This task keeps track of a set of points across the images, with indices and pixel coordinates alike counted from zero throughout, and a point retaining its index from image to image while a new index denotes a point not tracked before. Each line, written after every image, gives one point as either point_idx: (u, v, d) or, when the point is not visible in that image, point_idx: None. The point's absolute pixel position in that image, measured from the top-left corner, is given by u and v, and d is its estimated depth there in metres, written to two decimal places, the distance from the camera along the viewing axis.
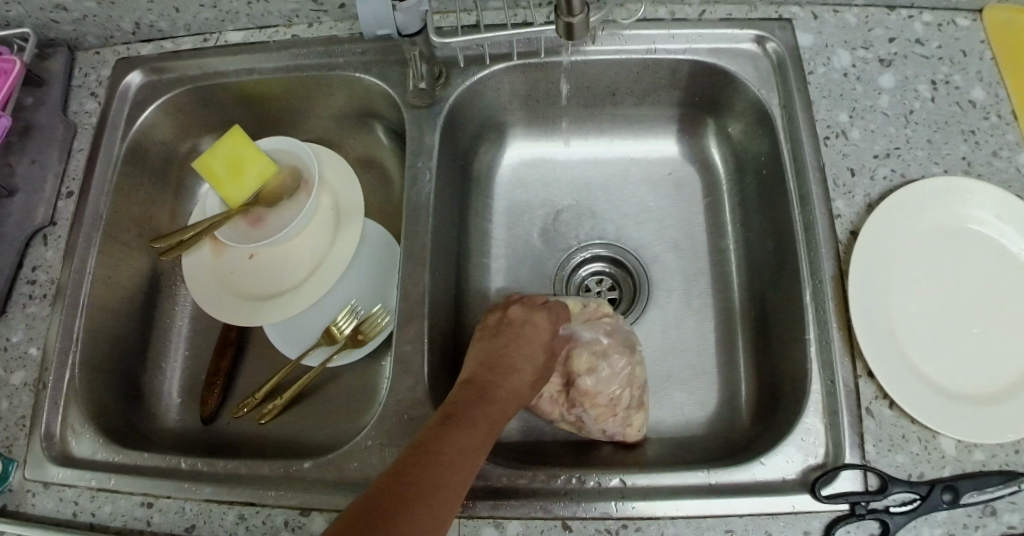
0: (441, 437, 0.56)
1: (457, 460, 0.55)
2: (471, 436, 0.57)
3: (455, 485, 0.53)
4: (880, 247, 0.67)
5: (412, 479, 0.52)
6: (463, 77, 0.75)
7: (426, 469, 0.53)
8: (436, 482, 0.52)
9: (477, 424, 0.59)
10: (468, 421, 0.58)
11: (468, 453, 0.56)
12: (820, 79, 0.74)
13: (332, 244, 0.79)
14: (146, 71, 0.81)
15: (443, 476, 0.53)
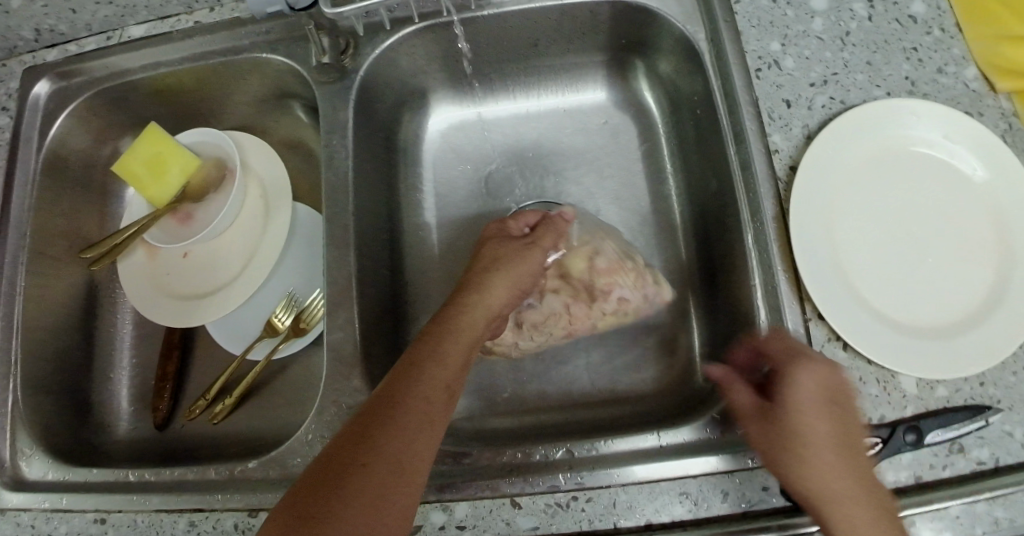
0: (402, 386, 0.53)
1: (421, 410, 0.52)
2: (435, 379, 0.53)
3: (420, 440, 0.51)
4: (824, 182, 0.64)
5: (371, 439, 0.50)
6: (372, 45, 0.71)
7: (388, 429, 0.50)
8: (397, 442, 0.50)
9: (442, 363, 0.54)
10: (432, 362, 0.54)
11: (431, 402, 0.53)
12: (748, 7, 0.70)
13: (263, 233, 0.76)
14: (54, 78, 0.77)
15: (405, 433, 0.51)
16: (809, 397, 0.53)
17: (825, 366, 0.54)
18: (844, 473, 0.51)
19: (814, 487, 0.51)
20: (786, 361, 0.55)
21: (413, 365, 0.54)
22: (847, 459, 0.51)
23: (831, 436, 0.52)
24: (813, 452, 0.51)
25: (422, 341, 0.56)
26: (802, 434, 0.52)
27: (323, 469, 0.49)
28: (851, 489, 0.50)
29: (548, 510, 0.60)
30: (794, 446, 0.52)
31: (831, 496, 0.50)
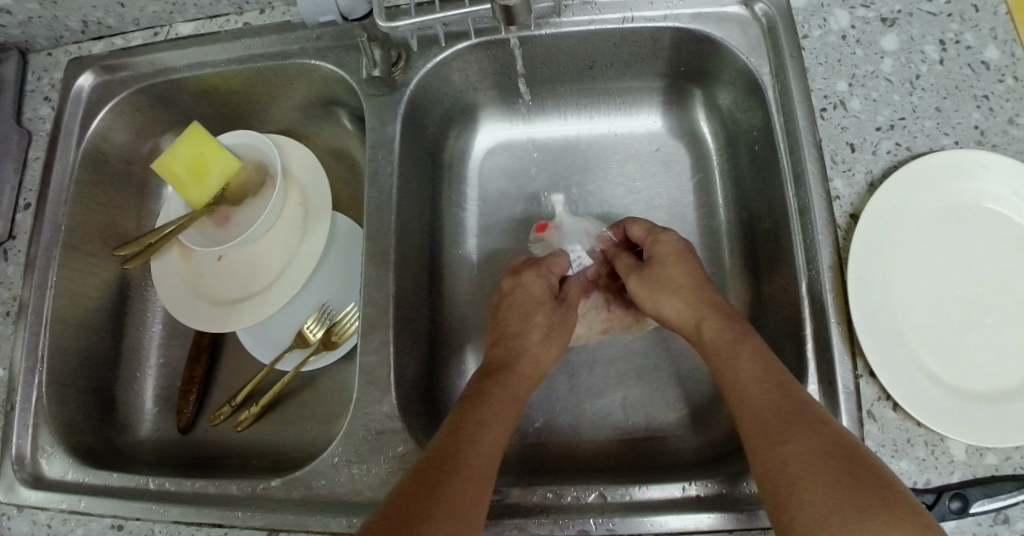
0: (475, 411, 0.56)
1: (483, 461, 0.53)
2: (500, 404, 0.58)
3: (483, 482, 0.51)
4: (883, 232, 0.61)
5: (453, 453, 0.52)
6: (424, 59, 0.69)
7: (470, 443, 0.53)
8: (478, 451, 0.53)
9: (500, 390, 0.59)
10: (493, 390, 0.59)
11: (502, 423, 0.56)
12: (815, 44, 0.68)
13: (301, 243, 0.74)
14: (98, 71, 0.77)
15: (483, 446, 0.54)
16: (744, 363, 0.56)
17: (747, 339, 0.58)
18: (790, 420, 0.51)
19: (763, 431, 0.52)
20: (728, 342, 0.58)
21: (479, 394, 0.58)
22: (793, 406, 0.52)
23: (778, 387, 0.54)
24: (759, 402, 0.53)
25: (483, 378, 0.60)
26: (749, 390, 0.54)
27: (412, 484, 0.50)
28: (793, 431, 0.50)
29: None
30: (748, 400, 0.54)
31: (780, 439, 0.51)
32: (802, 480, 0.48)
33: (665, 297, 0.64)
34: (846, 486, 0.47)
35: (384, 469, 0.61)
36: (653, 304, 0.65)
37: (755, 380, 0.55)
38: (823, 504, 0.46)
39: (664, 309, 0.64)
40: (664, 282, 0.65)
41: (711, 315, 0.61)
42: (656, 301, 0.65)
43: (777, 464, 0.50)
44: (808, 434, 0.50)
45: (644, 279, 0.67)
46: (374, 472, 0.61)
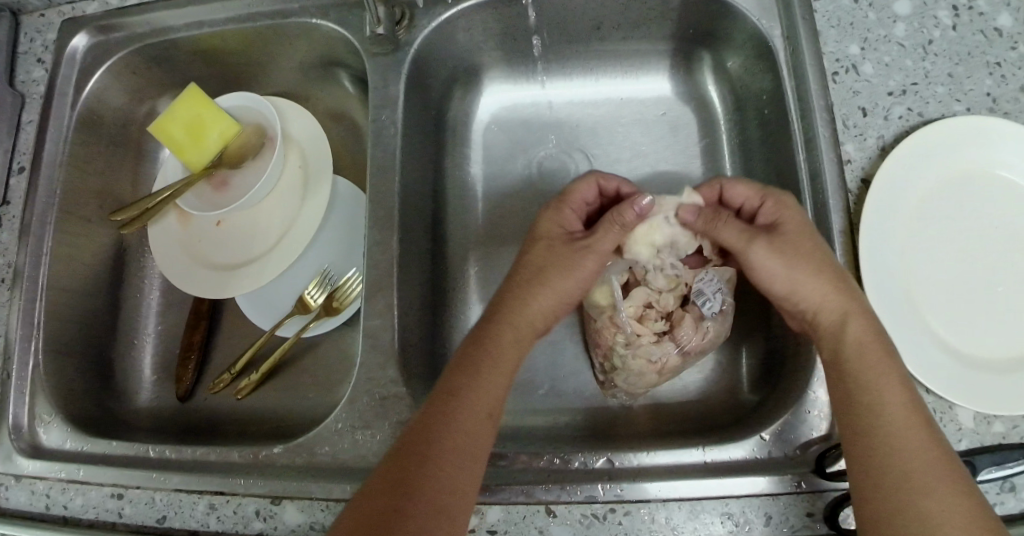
0: (442, 434, 0.51)
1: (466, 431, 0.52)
2: (476, 437, 0.51)
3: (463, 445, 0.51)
4: (893, 200, 0.61)
5: (409, 494, 0.48)
6: (428, 17, 0.67)
7: (429, 482, 0.49)
8: (434, 498, 0.48)
9: (467, 415, 0.52)
10: (457, 415, 0.52)
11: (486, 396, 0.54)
12: (827, 6, 0.67)
13: (300, 208, 0.72)
14: (92, 32, 0.74)
15: (449, 486, 0.49)
16: (895, 394, 0.51)
17: (890, 360, 0.52)
18: (933, 469, 0.48)
19: (893, 477, 0.48)
20: (872, 362, 0.52)
21: (445, 410, 0.52)
22: (942, 460, 0.48)
23: (932, 438, 0.49)
24: (896, 449, 0.49)
25: (440, 399, 0.53)
26: (896, 427, 0.50)
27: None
28: (934, 487, 0.47)
29: (584, 521, 0.57)
30: (893, 441, 0.49)
31: (917, 491, 0.47)
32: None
33: (804, 274, 0.56)
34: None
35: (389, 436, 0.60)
36: (789, 279, 0.57)
37: (904, 419, 0.50)
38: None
39: (806, 302, 0.57)
40: (797, 253, 0.57)
41: (846, 286, 0.55)
42: (795, 279, 0.57)
43: (903, 514, 0.47)
44: (950, 494, 0.47)
45: (781, 246, 0.57)
46: (379, 438, 0.60)
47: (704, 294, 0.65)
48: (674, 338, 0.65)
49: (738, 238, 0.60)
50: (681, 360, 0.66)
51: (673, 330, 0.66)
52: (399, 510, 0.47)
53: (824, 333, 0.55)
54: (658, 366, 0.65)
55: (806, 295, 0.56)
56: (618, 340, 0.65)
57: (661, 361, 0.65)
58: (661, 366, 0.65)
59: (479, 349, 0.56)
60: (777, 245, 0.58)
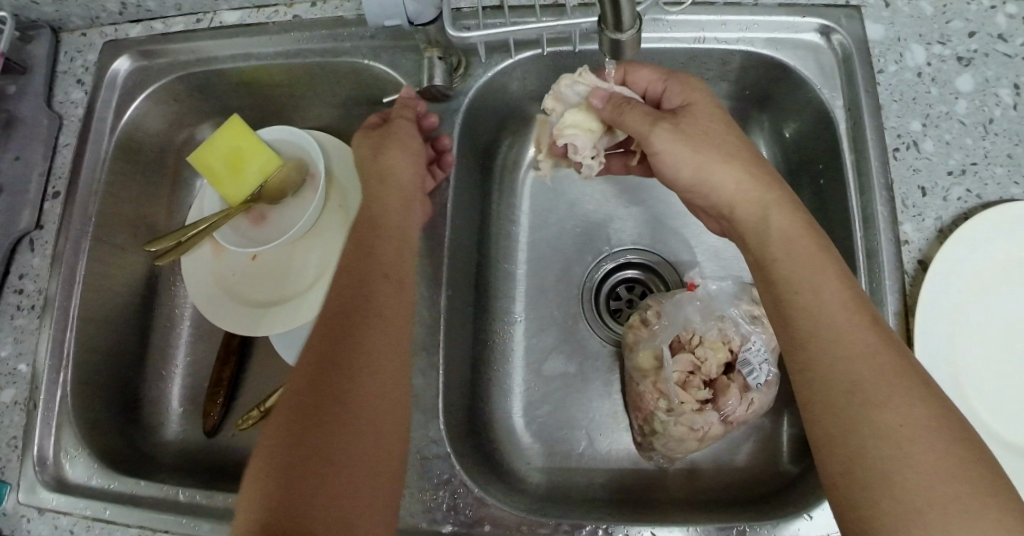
0: (355, 374, 0.51)
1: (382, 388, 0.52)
2: (388, 349, 0.53)
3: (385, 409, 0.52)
4: (951, 284, 0.59)
5: (329, 437, 0.48)
6: (484, 66, 0.66)
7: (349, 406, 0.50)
8: (355, 453, 0.49)
9: (376, 332, 0.53)
10: (365, 331, 0.53)
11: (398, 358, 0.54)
12: (890, 80, 0.66)
13: (340, 248, 0.70)
14: (135, 56, 0.73)
15: (374, 406, 0.51)
16: (833, 298, 0.50)
17: (825, 260, 0.52)
18: (885, 379, 0.46)
19: (840, 389, 0.47)
20: (811, 264, 0.52)
21: (358, 325, 0.53)
22: (893, 364, 0.47)
23: (881, 340, 0.48)
24: (840, 359, 0.48)
25: (343, 315, 0.54)
26: (839, 338, 0.48)
27: (275, 475, 0.47)
28: (887, 395, 0.45)
29: None
30: (835, 351, 0.48)
31: (871, 419, 0.45)
32: (893, 463, 0.43)
33: (721, 168, 0.57)
34: (954, 483, 0.42)
35: (429, 495, 0.60)
36: (702, 168, 0.57)
37: (844, 324, 0.49)
38: (919, 494, 0.42)
39: (717, 193, 0.58)
40: (708, 144, 0.57)
41: (774, 191, 0.56)
42: (700, 167, 0.57)
43: (856, 431, 0.45)
44: (909, 403, 0.45)
45: (683, 133, 0.58)
46: (418, 497, 0.60)
47: (750, 364, 0.63)
48: (719, 406, 0.63)
49: (640, 126, 0.59)
50: (722, 429, 0.63)
51: (717, 398, 0.63)
52: (316, 434, 0.48)
53: (747, 228, 0.56)
54: (701, 433, 0.63)
55: (723, 193, 0.57)
56: (662, 405, 0.63)
57: (705, 429, 0.63)
58: (705, 434, 0.63)
59: (387, 267, 0.57)
60: (681, 128, 0.58)
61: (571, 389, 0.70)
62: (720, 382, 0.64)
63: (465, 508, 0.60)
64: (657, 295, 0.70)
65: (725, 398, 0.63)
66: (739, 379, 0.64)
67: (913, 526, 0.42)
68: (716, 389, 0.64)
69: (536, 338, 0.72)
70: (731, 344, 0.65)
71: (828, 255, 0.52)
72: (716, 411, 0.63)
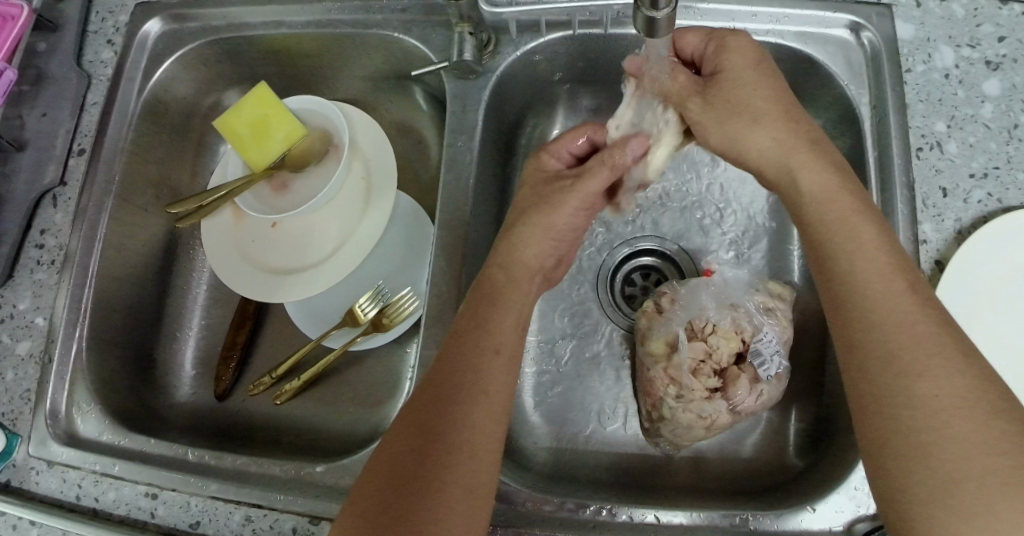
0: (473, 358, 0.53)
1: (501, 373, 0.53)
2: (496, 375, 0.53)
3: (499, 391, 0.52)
4: (965, 287, 0.59)
5: (445, 415, 0.50)
6: (514, 46, 0.67)
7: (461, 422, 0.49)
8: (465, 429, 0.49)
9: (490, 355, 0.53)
10: (481, 350, 0.53)
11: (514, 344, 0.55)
12: (918, 79, 0.66)
13: (358, 219, 0.70)
14: (166, 19, 0.73)
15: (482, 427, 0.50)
16: (867, 261, 0.49)
17: (860, 223, 0.51)
18: (925, 348, 0.45)
19: (879, 358, 0.46)
20: (844, 231, 0.51)
21: (468, 342, 0.54)
22: (934, 333, 0.46)
23: (918, 308, 0.47)
24: (879, 327, 0.47)
25: (459, 336, 0.54)
26: (878, 307, 0.47)
27: (376, 479, 0.48)
28: (926, 366, 0.44)
29: None
30: (870, 318, 0.47)
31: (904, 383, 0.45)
32: (931, 435, 0.43)
33: (747, 136, 0.55)
34: (995, 458, 0.41)
35: None
36: (731, 135, 0.56)
37: (882, 288, 0.48)
38: (956, 467, 0.42)
39: (749, 156, 0.56)
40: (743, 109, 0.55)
41: (800, 152, 0.54)
42: (731, 133, 0.56)
43: (894, 401, 0.45)
44: (946, 372, 0.44)
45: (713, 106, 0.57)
46: None
47: (762, 355, 0.63)
48: (728, 395, 0.63)
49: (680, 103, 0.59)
50: (731, 419, 0.63)
51: (726, 388, 0.63)
52: (433, 439, 0.49)
53: (784, 196, 0.55)
54: (709, 421, 0.63)
55: (751, 159, 0.56)
56: (672, 391, 0.63)
57: (713, 416, 0.62)
58: (713, 422, 0.63)
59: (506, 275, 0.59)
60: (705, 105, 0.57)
61: (581, 372, 0.71)
62: (731, 372, 0.64)
63: None
64: (673, 283, 0.70)
65: (735, 387, 0.63)
66: (750, 371, 0.64)
67: (948, 500, 0.41)
68: (727, 378, 0.64)
69: (551, 320, 0.73)
70: (745, 336, 0.65)
71: (867, 218, 0.51)
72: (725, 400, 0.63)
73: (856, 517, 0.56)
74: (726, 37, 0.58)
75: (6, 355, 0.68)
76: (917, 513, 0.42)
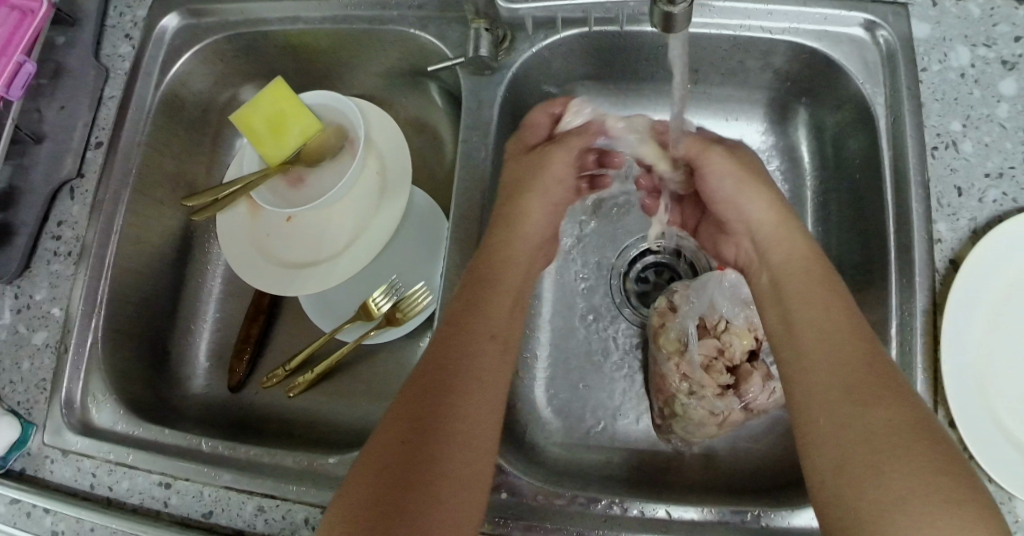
0: (467, 358, 0.52)
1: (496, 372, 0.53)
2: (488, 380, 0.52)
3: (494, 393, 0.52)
4: (983, 286, 0.59)
5: (439, 414, 0.49)
6: (529, 42, 0.67)
7: (452, 421, 0.49)
8: (462, 429, 0.49)
9: (487, 352, 0.53)
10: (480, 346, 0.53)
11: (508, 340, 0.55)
12: (933, 78, 0.66)
13: (372, 214, 0.71)
14: (184, 13, 0.74)
15: (473, 424, 0.49)
16: (827, 311, 0.52)
17: (824, 284, 0.54)
18: (870, 381, 0.47)
19: (831, 390, 0.48)
20: (811, 288, 0.54)
21: (460, 344, 0.53)
22: (883, 370, 0.48)
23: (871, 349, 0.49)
24: (830, 363, 0.49)
25: (456, 329, 0.54)
26: (827, 348, 0.50)
27: (366, 490, 0.45)
28: (873, 396, 0.46)
29: None
30: (823, 355, 0.50)
31: (855, 407, 0.46)
32: (879, 453, 0.44)
33: (753, 195, 0.61)
34: (936, 478, 0.42)
35: None
36: (741, 192, 0.62)
37: (838, 335, 0.50)
38: (904, 487, 0.42)
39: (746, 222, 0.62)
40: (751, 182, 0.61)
41: (791, 226, 0.59)
42: (739, 201, 0.62)
43: (841, 424, 0.46)
44: (894, 401, 0.46)
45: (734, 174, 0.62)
46: None
47: None
48: (741, 391, 0.63)
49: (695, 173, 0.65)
50: (744, 416, 0.63)
51: (738, 385, 0.63)
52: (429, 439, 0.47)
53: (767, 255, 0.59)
54: (721, 417, 0.63)
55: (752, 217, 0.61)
56: (682, 387, 0.63)
57: (724, 413, 0.62)
58: (725, 418, 0.63)
59: (496, 282, 0.57)
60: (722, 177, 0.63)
61: (593, 368, 0.71)
62: (743, 369, 0.64)
63: None
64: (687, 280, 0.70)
65: (748, 384, 0.63)
66: (762, 368, 0.64)
67: (899, 517, 0.41)
68: (739, 375, 0.64)
69: (563, 316, 0.73)
70: (758, 335, 0.65)
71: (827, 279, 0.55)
72: (737, 398, 0.63)
73: None
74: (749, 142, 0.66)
75: (22, 344, 0.69)
76: (863, 526, 0.42)
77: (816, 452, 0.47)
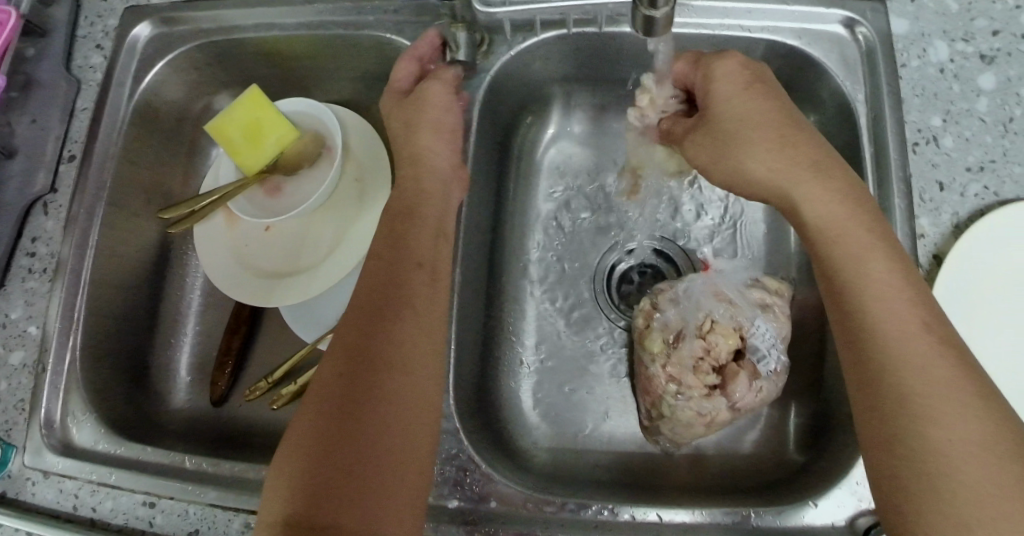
0: (396, 349, 0.50)
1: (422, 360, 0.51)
2: (426, 368, 0.51)
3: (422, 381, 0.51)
4: (966, 281, 0.59)
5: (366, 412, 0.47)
6: (507, 45, 0.66)
7: (386, 409, 0.47)
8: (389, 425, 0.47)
9: (412, 339, 0.51)
10: (406, 331, 0.51)
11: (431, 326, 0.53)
12: (912, 74, 0.66)
13: (353, 221, 0.70)
14: (156, 22, 0.73)
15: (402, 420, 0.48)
16: (882, 300, 0.49)
17: (871, 256, 0.50)
18: (939, 391, 0.45)
19: (889, 398, 0.46)
20: (854, 266, 0.51)
21: (376, 329, 0.50)
22: (953, 373, 0.45)
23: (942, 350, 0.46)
24: (896, 368, 0.47)
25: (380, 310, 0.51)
26: (892, 347, 0.47)
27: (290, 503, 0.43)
28: (938, 408, 0.45)
29: None
30: (884, 357, 0.47)
31: (918, 419, 0.45)
32: (946, 475, 0.43)
33: (749, 153, 0.55)
34: (1006, 501, 0.41)
35: (436, 470, 0.60)
36: (730, 167, 0.57)
37: (903, 328, 0.48)
38: (973, 511, 0.41)
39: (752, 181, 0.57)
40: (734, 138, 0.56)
41: (803, 181, 0.54)
42: (733, 163, 0.57)
43: (904, 438, 0.45)
44: (962, 415, 0.44)
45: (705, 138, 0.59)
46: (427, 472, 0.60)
47: (759, 351, 0.63)
48: (728, 392, 0.62)
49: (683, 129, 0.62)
50: (731, 416, 0.63)
51: (726, 385, 0.62)
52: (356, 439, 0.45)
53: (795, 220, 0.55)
54: (708, 418, 0.62)
55: (749, 182, 0.57)
56: (671, 390, 0.63)
57: (711, 413, 0.62)
58: (712, 419, 0.62)
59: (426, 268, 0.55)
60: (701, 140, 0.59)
61: (580, 371, 0.71)
62: (730, 368, 0.63)
63: (474, 484, 0.60)
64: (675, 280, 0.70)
65: (733, 384, 0.62)
66: (749, 367, 0.63)
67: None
68: (726, 374, 0.63)
69: (548, 320, 0.73)
70: (746, 331, 0.63)
71: (881, 251, 0.51)
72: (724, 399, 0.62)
73: (864, 511, 0.56)
74: (712, 64, 0.58)
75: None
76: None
77: (880, 462, 0.46)
